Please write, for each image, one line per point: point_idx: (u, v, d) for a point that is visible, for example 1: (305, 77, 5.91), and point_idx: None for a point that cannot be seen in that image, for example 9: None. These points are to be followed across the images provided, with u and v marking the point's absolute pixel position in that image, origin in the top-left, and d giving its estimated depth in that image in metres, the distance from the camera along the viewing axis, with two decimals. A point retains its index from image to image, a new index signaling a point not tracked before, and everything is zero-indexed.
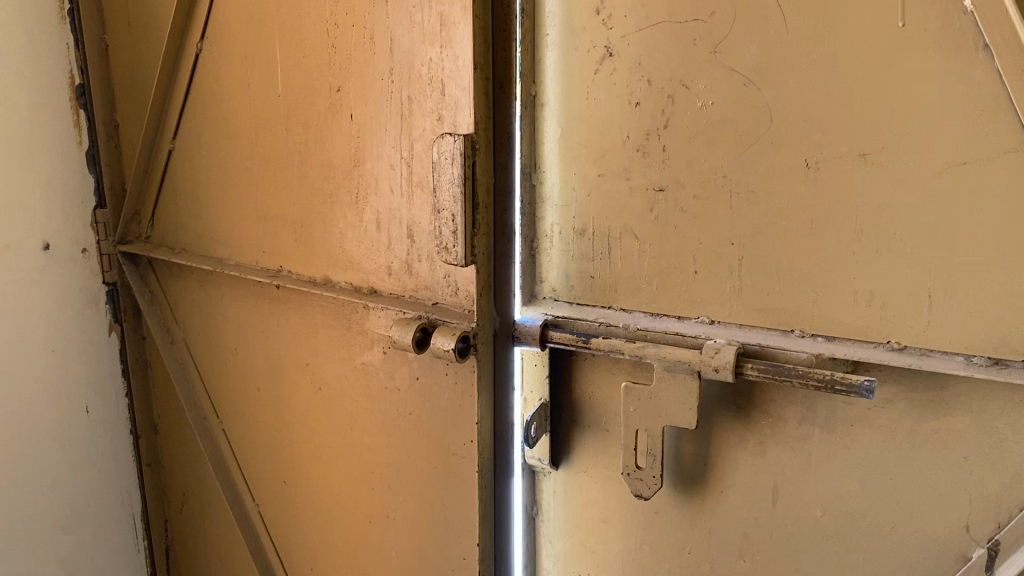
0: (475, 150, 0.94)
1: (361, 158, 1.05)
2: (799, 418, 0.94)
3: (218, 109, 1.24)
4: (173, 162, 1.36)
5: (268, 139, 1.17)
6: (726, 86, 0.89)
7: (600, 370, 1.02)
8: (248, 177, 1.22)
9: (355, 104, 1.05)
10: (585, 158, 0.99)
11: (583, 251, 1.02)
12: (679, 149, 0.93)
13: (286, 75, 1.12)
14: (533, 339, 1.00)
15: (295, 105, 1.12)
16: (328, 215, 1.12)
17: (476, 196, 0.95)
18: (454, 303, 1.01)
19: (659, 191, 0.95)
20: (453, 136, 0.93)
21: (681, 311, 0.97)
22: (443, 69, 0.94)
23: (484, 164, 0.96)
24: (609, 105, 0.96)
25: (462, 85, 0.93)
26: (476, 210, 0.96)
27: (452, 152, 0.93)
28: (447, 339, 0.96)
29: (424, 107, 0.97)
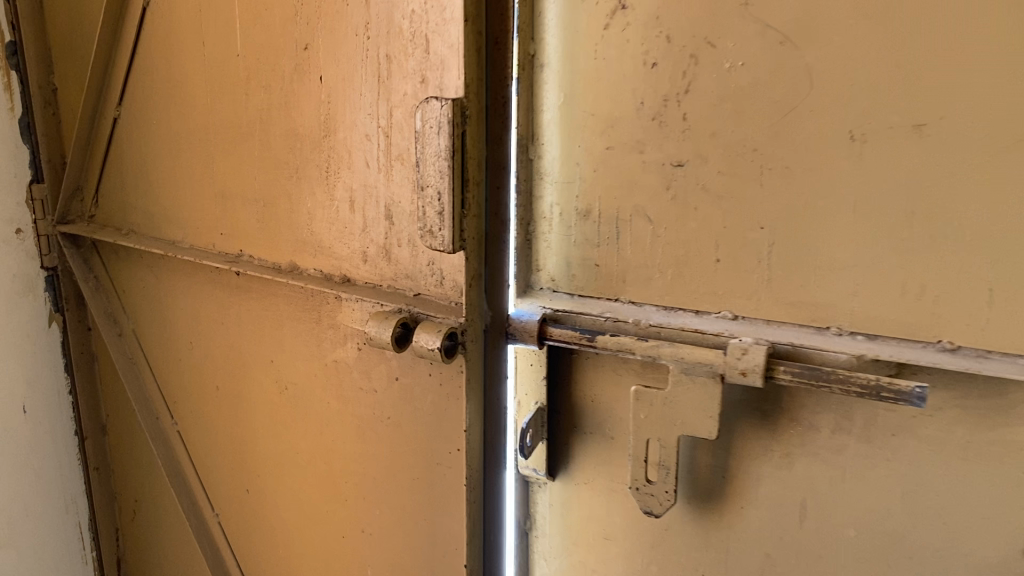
0: (465, 117, 0.80)
1: (332, 128, 0.92)
2: (833, 426, 0.83)
3: (169, 73, 1.10)
4: (117, 134, 1.22)
5: (225, 107, 1.03)
6: (758, 45, 0.76)
7: (604, 370, 0.90)
8: (204, 149, 1.08)
9: (326, 65, 0.91)
10: (590, 129, 0.84)
11: (587, 236, 0.88)
12: (702, 119, 0.79)
13: (245, 31, 0.98)
14: (529, 336, 0.87)
15: (255, 66, 0.98)
16: (294, 193, 0.98)
17: (464, 170, 0.82)
18: (440, 294, 0.89)
19: (677, 166, 0.81)
20: (441, 100, 0.78)
21: (700, 305, 0.85)
22: (427, 23, 0.81)
23: (477, 135, 0.82)
24: (621, 66, 0.81)
25: (450, 42, 0.80)
26: (464, 186, 0.82)
27: (438, 116, 0.78)
28: (432, 336, 0.84)
29: (405, 68, 0.84)
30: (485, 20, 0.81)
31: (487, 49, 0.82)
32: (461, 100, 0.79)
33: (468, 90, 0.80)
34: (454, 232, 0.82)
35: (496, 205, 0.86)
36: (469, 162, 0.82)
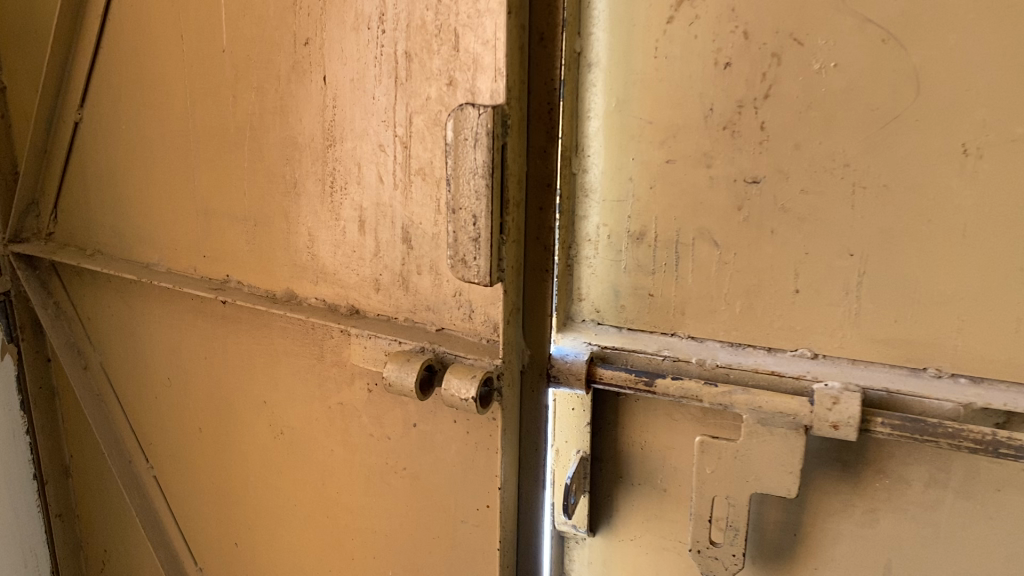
0: (506, 128, 0.67)
1: (339, 136, 0.79)
2: (926, 479, 0.73)
3: (140, 71, 0.95)
4: (77, 139, 1.07)
5: (208, 110, 0.89)
6: (855, 42, 0.64)
7: (658, 414, 0.79)
8: (182, 159, 0.94)
9: (331, 64, 0.78)
10: (647, 139, 0.72)
11: (640, 262, 0.76)
12: (782, 128, 0.68)
13: (232, 23, 0.84)
14: (576, 380, 0.75)
15: (244, 63, 0.84)
16: (292, 211, 0.85)
17: (504, 190, 0.69)
18: (469, 330, 0.77)
19: (751, 183, 0.70)
20: (478, 106, 0.66)
21: (773, 342, 0.74)
22: (455, 15, 0.69)
23: (518, 147, 0.70)
24: (687, 66, 0.69)
25: (484, 39, 0.68)
26: (503, 208, 0.70)
27: (475, 126, 0.66)
28: (466, 385, 0.71)
29: (428, 68, 0.72)
30: (528, 11, 0.69)
31: (530, 44, 0.70)
32: (502, 106, 0.67)
33: (509, 93, 0.67)
34: (491, 262, 0.70)
35: (537, 228, 0.74)
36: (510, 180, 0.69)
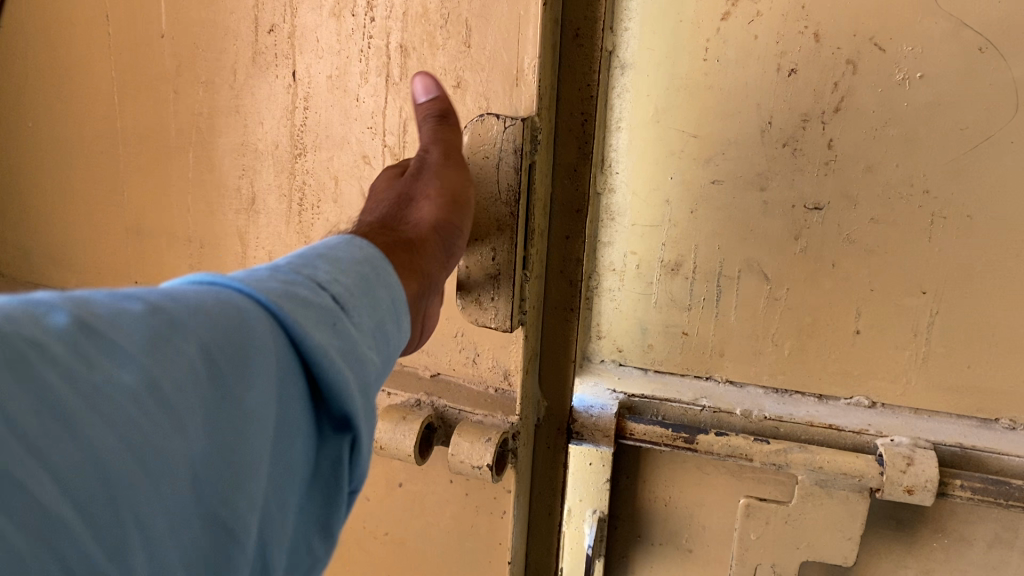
0: (536, 142, 0.55)
1: (307, 146, 0.69)
2: (991, 539, 0.65)
3: (50, 64, 0.81)
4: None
5: (140, 112, 0.77)
6: (947, 48, 0.54)
7: (685, 468, 0.69)
8: (105, 168, 0.81)
9: (303, 57, 0.67)
10: (690, 155, 0.62)
11: (673, 297, 0.65)
12: (853, 146, 0.58)
13: (173, 7, 0.71)
14: (604, 437, 0.63)
15: (188, 56, 0.72)
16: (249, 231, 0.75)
17: (529, 216, 0.56)
18: (473, 377, 0.68)
19: (813, 210, 0.60)
20: (502, 118, 0.54)
21: (826, 388, 0.65)
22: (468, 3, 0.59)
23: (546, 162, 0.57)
24: (742, 71, 0.59)
25: (506, 32, 0.59)
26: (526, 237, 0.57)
27: (498, 140, 0.54)
28: (480, 449, 0.59)
29: (430, 67, 0.62)
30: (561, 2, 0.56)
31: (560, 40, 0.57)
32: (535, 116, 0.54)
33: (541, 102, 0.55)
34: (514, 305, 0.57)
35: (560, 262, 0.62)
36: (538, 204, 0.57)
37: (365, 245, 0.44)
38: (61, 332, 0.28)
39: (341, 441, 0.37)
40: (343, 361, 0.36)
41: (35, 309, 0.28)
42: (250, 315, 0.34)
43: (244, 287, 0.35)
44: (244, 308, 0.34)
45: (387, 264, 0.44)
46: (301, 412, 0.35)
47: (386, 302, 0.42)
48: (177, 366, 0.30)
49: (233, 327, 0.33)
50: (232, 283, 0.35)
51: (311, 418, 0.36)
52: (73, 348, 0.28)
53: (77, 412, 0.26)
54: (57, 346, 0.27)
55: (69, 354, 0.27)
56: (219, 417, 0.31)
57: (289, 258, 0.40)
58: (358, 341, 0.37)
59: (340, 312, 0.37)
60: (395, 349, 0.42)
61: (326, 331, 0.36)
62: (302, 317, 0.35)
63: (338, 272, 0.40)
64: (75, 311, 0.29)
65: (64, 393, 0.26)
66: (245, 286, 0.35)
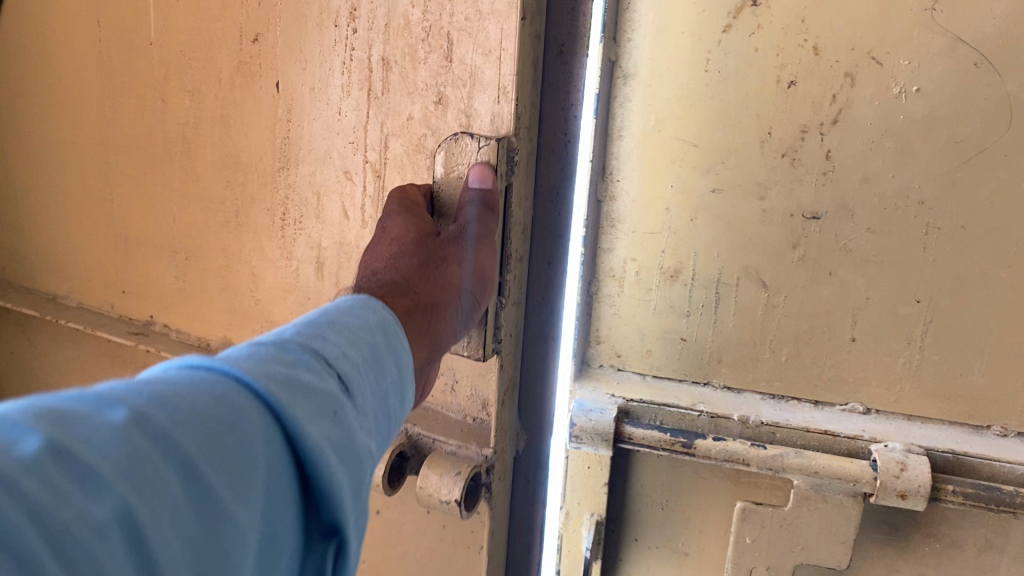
0: (511, 166, 0.61)
1: (305, 156, 0.74)
2: (982, 544, 0.66)
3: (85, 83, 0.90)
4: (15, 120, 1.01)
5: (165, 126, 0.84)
6: (943, 63, 0.56)
7: (681, 472, 0.70)
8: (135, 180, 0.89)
9: (300, 73, 0.72)
10: (691, 164, 0.63)
11: (672, 303, 0.67)
12: (850, 158, 0.59)
13: (194, 28, 0.78)
14: (602, 440, 0.64)
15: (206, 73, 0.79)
16: (254, 225, 0.80)
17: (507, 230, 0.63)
18: (453, 406, 0.74)
19: (811, 219, 0.61)
20: (476, 137, 0.61)
21: (821, 395, 0.65)
22: (451, 17, 0.62)
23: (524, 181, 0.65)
24: (743, 83, 0.60)
25: (487, 49, 0.61)
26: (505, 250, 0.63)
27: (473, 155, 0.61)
28: (448, 483, 0.65)
29: (412, 84, 0.66)
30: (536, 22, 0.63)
31: (545, 58, 0.67)
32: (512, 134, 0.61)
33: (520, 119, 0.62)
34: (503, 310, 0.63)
35: (540, 279, 0.72)
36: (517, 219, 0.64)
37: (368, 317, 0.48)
38: (36, 459, 0.28)
39: (327, 546, 0.39)
40: (335, 461, 0.38)
41: (7, 434, 0.28)
42: (246, 415, 0.35)
43: (239, 377, 0.37)
44: (236, 410, 0.35)
45: (395, 334, 0.49)
46: (286, 518, 0.37)
47: (385, 380, 0.46)
48: (163, 476, 0.31)
49: (226, 430, 0.34)
50: (233, 372, 0.37)
51: (299, 520, 0.38)
52: (50, 477, 0.28)
53: (50, 564, 0.26)
54: (29, 481, 0.27)
55: (45, 489, 0.27)
56: (205, 539, 0.32)
57: (296, 327, 0.43)
58: (351, 433, 0.40)
59: (338, 398, 0.40)
60: (388, 426, 0.47)
61: (320, 424, 0.38)
62: (300, 410, 0.37)
63: (342, 348, 0.44)
64: (76, 418, 0.30)
65: (34, 543, 0.26)
66: (242, 377, 0.37)
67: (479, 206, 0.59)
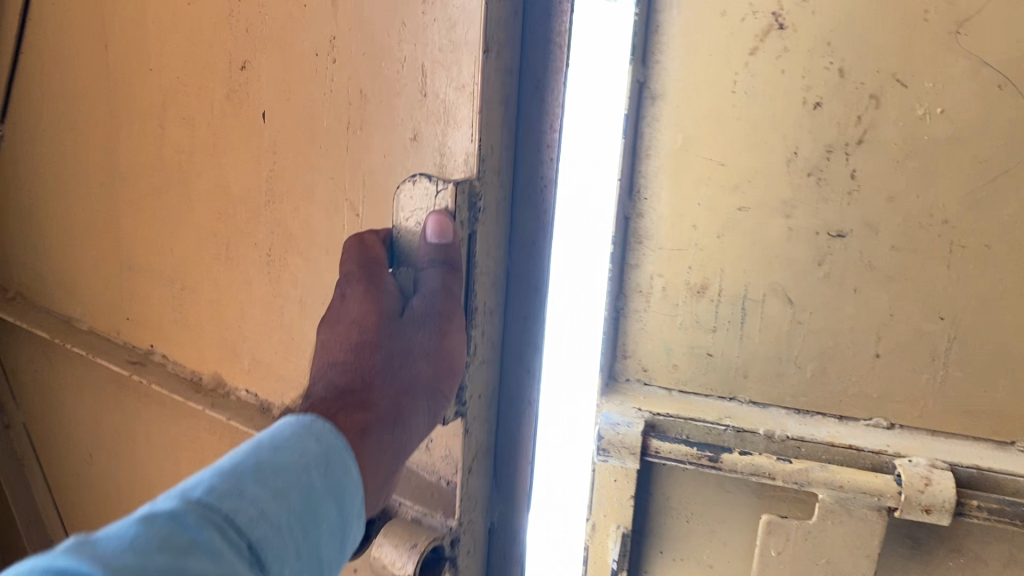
0: (472, 213, 0.68)
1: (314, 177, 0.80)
2: (1005, 559, 0.66)
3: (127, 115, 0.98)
4: (71, 125, 1.08)
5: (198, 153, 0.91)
6: (968, 85, 0.57)
7: (706, 485, 0.71)
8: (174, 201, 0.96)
9: (308, 99, 0.78)
10: (718, 183, 0.64)
11: (698, 318, 0.68)
12: (875, 177, 0.60)
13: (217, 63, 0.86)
14: (629, 454, 0.66)
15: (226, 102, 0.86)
16: (276, 234, 0.86)
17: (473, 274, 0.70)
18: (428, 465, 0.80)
19: (836, 236, 0.62)
20: (435, 180, 0.67)
21: (846, 410, 0.66)
22: (426, 53, 0.69)
23: (490, 225, 0.72)
24: (770, 103, 0.61)
25: (458, 86, 0.67)
26: (470, 294, 0.70)
27: (434, 198, 0.67)
28: (402, 558, 0.73)
29: (395, 118, 0.72)
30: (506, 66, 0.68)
31: (522, 92, 0.73)
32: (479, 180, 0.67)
33: (485, 162, 0.68)
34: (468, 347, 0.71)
35: (517, 308, 0.78)
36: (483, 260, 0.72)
37: (294, 465, 0.52)
38: None
39: None
40: None
41: None
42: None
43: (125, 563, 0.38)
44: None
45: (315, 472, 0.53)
46: None
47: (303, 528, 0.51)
48: None
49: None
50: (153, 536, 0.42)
51: None
52: None
53: None
54: None
55: None
56: None
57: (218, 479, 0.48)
58: None
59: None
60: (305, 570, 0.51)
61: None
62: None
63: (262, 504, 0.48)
64: None
65: None
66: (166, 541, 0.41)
67: (444, 257, 0.66)
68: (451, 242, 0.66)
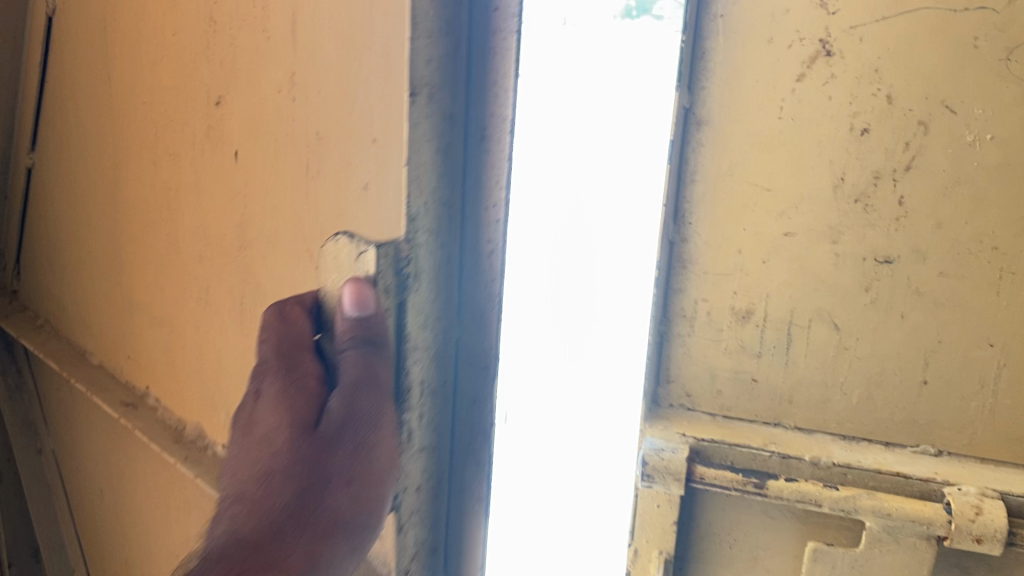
0: (404, 285, 0.65)
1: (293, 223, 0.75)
2: None
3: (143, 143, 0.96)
4: (95, 149, 1.07)
5: (197, 184, 0.88)
6: (1019, 112, 0.57)
7: (750, 511, 0.70)
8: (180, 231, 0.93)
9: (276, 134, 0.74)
10: (764, 209, 0.64)
11: (742, 343, 0.68)
12: (924, 203, 0.60)
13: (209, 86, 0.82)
14: (674, 480, 0.66)
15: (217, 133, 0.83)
16: (263, 272, 0.81)
17: (403, 347, 0.66)
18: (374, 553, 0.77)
19: (884, 262, 0.62)
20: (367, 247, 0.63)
21: (893, 436, 0.66)
22: (364, 93, 0.64)
23: (427, 290, 0.69)
24: (816, 130, 0.61)
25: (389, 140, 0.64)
26: (402, 368, 0.67)
27: (358, 263, 0.63)
28: None
29: (342, 163, 0.68)
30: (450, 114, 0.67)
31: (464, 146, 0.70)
32: (410, 242, 0.65)
33: (417, 223, 0.65)
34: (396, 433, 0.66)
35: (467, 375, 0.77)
36: (416, 330, 0.68)
37: None
38: None
39: None
40: None
41: None
42: None
43: None
44: None
45: None
46: None
47: None
48: None
49: None
50: None
51: None
52: None
53: None
54: None
55: None
56: None
57: None
58: None
59: None
60: None
61: None
62: None
63: None
64: None
65: None
66: None
67: (361, 331, 0.61)
68: (373, 313, 0.62)
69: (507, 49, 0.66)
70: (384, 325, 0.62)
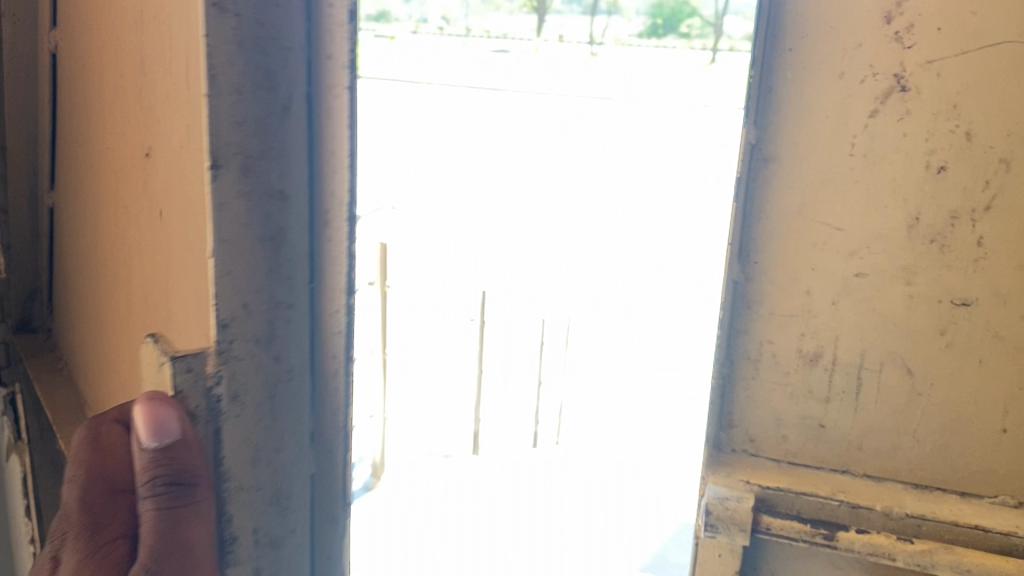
0: (215, 411, 0.52)
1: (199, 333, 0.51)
2: None
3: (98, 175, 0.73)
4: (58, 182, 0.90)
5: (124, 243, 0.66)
6: None
7: (815, 563, 0.67)
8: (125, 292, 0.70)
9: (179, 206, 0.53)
10: (834, 248, 0.62)
11: (809, 387, 0.65)
12: (1004, 244, 0.58)
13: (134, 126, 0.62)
14: (739, 530, 0.64)
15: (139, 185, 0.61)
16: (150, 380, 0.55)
17: (221, 487, 0.53)
18: None
19: (961, 305, 0.60)
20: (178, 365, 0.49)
21: (968, 486, 0.63)
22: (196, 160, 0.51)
23: (254, 417, 0.55)
24: (889, 166, 0.59)
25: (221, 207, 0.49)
26: (222, 513, 0.54)
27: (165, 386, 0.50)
28: None
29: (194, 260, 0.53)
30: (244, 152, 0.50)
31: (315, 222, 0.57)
32: (224, 357, 0.51)
33: (233, 326, 0.52)
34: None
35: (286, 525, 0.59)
36: (239, 458, 0.54)
37: None
38: None
39: None
40: None
41: None
42: None
43: None
44: None
45: None
46: None
47: None
48: None
49: None
50: None
51: None
52: None
53: None
54: None
55: None
56: None
57: None
58: None
59: None
60: None
61: None
62: None
63: None
64: None
65: None
66: None
67: (169, 458, 0.50)
68: (177, 440, 0.49)
69: (340, 105, 0.55)
70: (196, 452, 0.51)
